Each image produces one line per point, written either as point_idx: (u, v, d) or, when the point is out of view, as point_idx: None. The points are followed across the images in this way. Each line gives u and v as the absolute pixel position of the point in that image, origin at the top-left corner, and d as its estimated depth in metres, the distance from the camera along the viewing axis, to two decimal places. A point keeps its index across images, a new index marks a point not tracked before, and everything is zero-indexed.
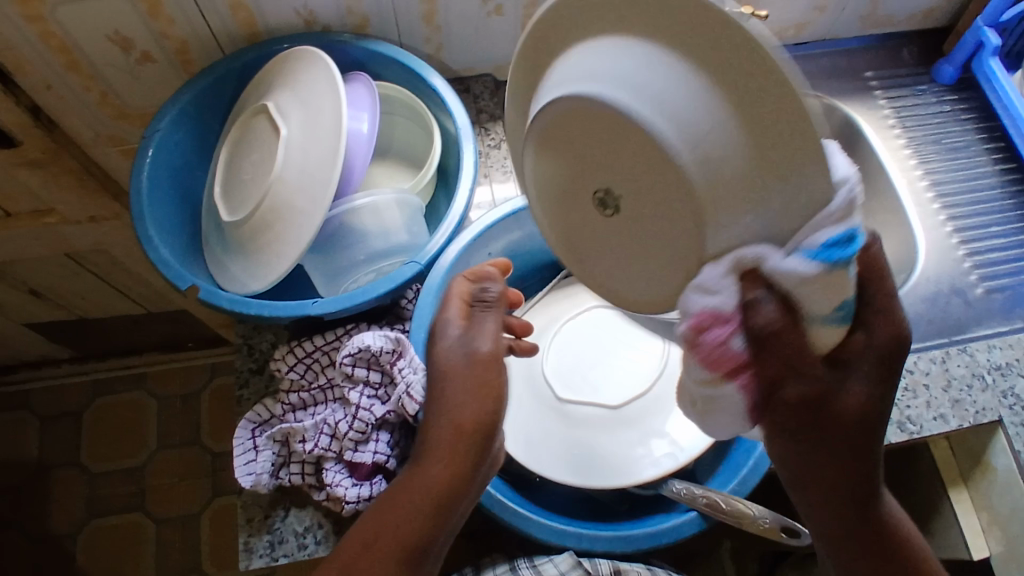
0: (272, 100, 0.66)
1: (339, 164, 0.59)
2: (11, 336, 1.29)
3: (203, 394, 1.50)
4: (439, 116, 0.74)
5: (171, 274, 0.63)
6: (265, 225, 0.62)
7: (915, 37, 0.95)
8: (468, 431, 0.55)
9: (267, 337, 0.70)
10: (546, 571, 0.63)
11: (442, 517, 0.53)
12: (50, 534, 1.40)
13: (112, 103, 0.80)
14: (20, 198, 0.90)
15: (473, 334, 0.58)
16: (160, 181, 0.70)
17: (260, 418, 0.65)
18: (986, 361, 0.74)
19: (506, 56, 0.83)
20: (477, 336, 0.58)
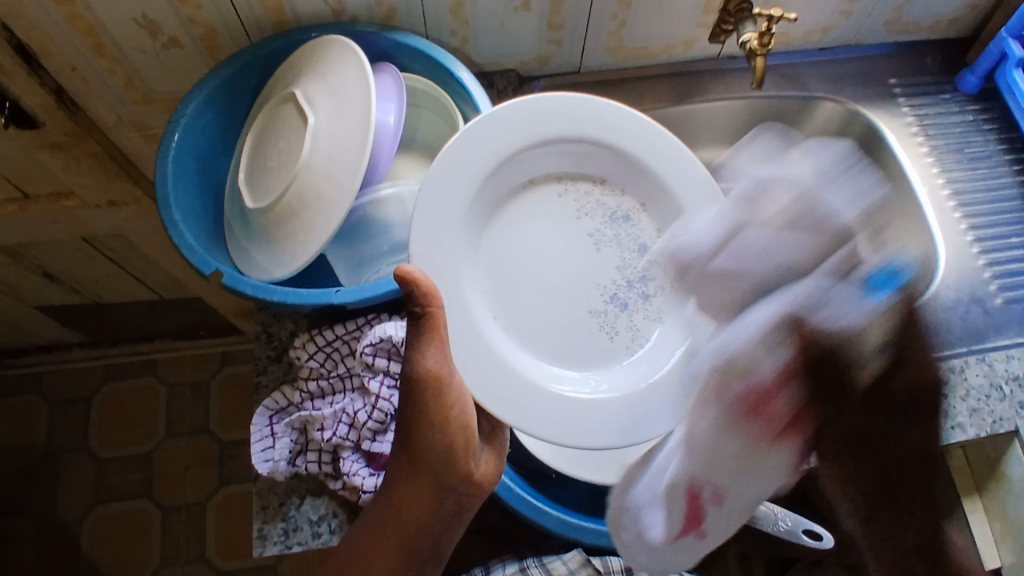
0: (300, 88, 0.66)
1: (366, 154, 0.59)
2: (23, 319, 1.30)
3: (212, 383, 1.50)
4: (466, 109, 0.74)
5: (195, 260, 0.63)
6: (290, 212, 0.62)
7: (940, 45, 0.95)
8: (424, 448, 0.54)
9: (287, 326, 0.70)
10: (556, 569, 0.66)
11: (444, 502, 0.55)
12: (56, 517, 1.40)
13: (137, 88, 0.80)
14: (41, 180, 0.90)
15: (418, 351, 0.53)
16: (184, 167, 0.70)
17: (278, 406, 0.64)
18: (1004, 371, 0.73)
19: (530, 51, 0.83)
20: (420, 352, 0.53)
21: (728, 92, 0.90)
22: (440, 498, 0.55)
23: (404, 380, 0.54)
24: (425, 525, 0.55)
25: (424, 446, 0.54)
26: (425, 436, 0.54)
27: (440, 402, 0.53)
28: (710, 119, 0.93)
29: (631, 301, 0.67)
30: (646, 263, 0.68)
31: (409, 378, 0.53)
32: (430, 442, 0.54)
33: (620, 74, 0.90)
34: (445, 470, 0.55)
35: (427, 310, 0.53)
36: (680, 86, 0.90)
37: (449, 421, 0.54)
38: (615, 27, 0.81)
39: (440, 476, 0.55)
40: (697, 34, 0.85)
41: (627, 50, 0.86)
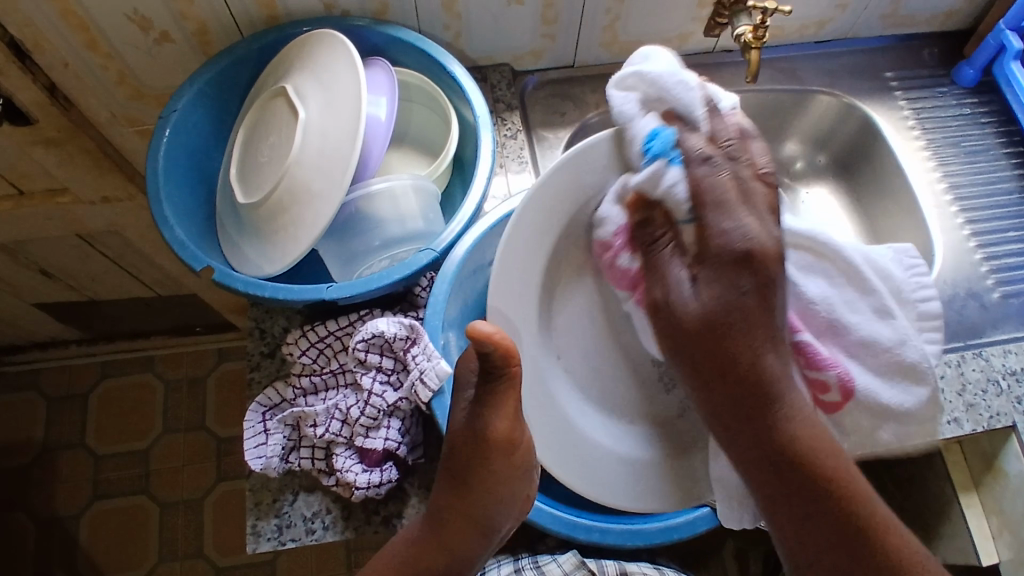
0: (291, 83, 0.66)
1: (358, 148, 0.59)
2: (19, 316, 1.30)
3: (209, 379, 1.50)
4: (458, 105, 0.73)
5: (186, 256, 0.63)
6: (281, 208, 0.62)
7: (936, 38, 0.94)
8: (481, 498, 0.53)
9: (280, 321, 0.70)
10: (550, 571, 0.66)
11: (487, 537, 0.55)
12: (53, 514, 1.40)
13: (129, 83, 0.79)
14: (35, 176, 0.90)
15: (490, 414, 0.51)
16: (176, 162, 0.69)
17: (271, 402, 0.64)
18: (1001, 366, 0.73)
19: (524, 46, 0.83)
20: (494, 413, 0.51)
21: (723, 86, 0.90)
22: (484, 544, 0.54)
23: (474, 436, 0.52)
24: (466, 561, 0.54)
25: (488, 487, 0.53)
26: (485, 488, 0.53)
27: (507, 462, 0.52)
28: None
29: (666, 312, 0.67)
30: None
31: (480, 439, 0.51)
32: (490, 494, 0.53)
33: (615, 68, 0.89)
34: (495, 517, 0.54)
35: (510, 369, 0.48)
36: None
37: (511, 478, 0.53)
38: (610, 21, 0.81)
39: (493, 514, 0.54)
40: (692, 28, 0.85)
41: (622, 45, 0.86)
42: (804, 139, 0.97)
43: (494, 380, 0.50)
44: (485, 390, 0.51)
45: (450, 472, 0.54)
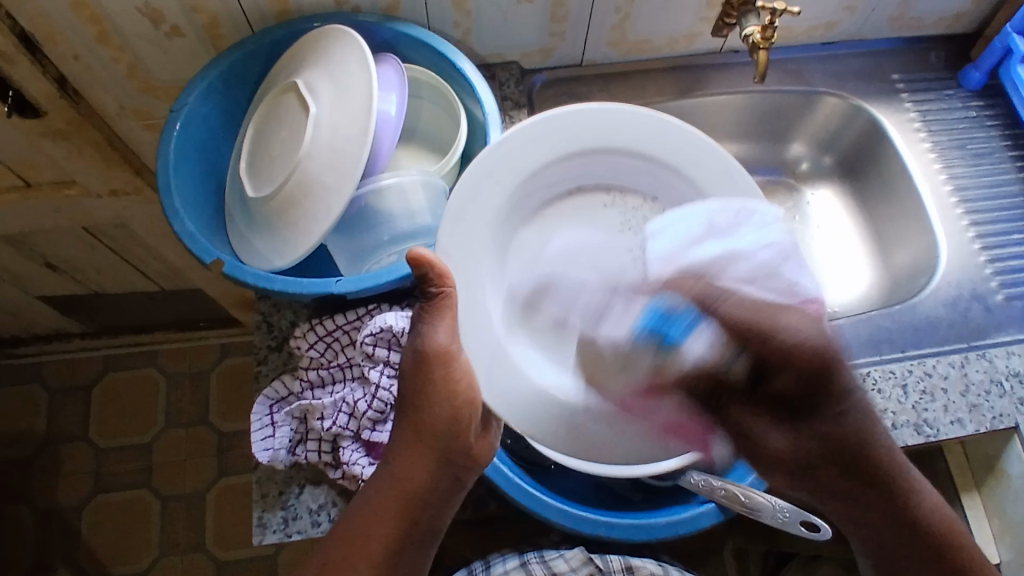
0: (302, 78, 0.66)
1: (369, 143, 0.59)
2: (23, 309, 1.30)
3: (213, 373, 1.50)
4: (468, 102, 0.73)
5: (196, 249, 0.63)
6: (292, 202, 0.62)
7: (943, 41, 0.95)
8: (427, 417, 0.55)
9: (287, 315, 0.70)
10: (559, 566, 0.67)
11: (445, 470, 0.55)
12: (55, 506, 1.41)
13: (139, 76, 0.80)
14: (43, 168, 0.91)
15: (430, 325, 0.56)
16: (186, 156, 0.69)
17: (278, 396, 0.65)
18: (1004, 367, 0.74)
19: (533, 44, 0.83)
20: (433, 327, 0.56)
21: (731, 86, 0.90)
22: (443, 471, 0.55)
23: (415, 357, 0.56)
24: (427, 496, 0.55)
25: (432, 410, 0.55)
26: (428, 408, 0.55)
27: (446, 380, 0.55)
28: (713, 113, 0.93)
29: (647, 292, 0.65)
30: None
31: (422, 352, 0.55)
32: (434, 416, 0.55)
33: (623, 68, 0.90)
34: (449, 444, 0.56)
35: (443, 291, 0.56)
36: (683, 80, 0.90)
37: (457, 398, 0.56)
38: (619, 20, 0.81)
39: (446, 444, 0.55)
40: (701, 27, 0.85)
41: (630, 44, 0.86)
42: (811, 140, 0.97)
43: (431, 300, 0.56)
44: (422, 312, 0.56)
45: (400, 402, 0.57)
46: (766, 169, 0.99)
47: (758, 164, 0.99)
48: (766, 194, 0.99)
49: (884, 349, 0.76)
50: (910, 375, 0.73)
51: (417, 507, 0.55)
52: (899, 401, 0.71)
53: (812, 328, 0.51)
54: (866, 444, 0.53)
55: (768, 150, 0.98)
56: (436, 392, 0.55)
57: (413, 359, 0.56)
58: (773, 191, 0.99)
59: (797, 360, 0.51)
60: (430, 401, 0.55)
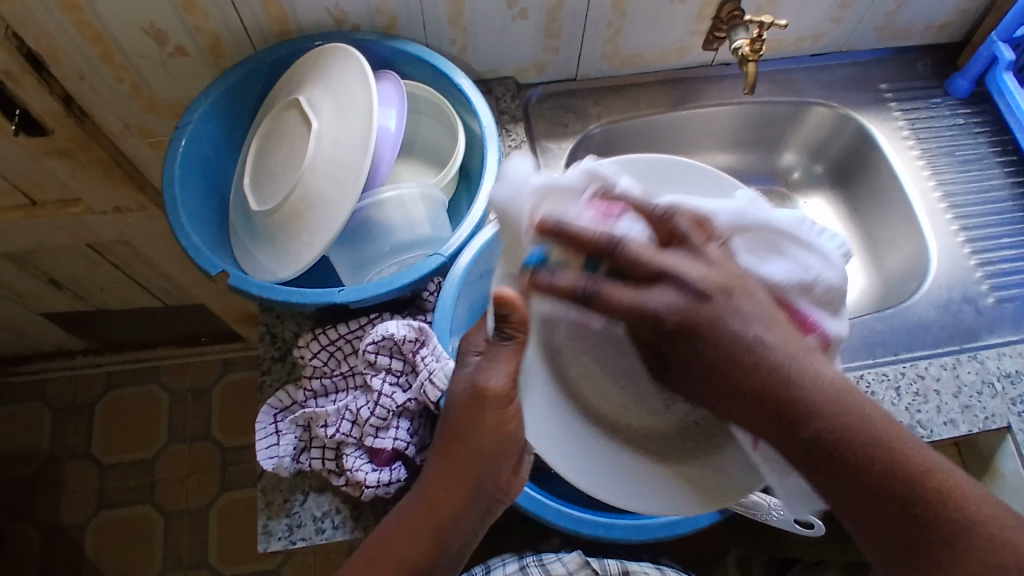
0: (303, 94, 0.68)
1: (369, 156, 0.61)
2: (28, 326, 1.31)
3: (215, 388, 1.51)
4: (465, 115, 0.75)
5: (202, 260, 0.64)
6: (294, 214, 0.64)
7: (930, 51, 0.97)
8: (470, 456, 0.54)
9: (291, 326, 0.71)
10: (555, 570, 0.68)
11: (476, 503, 0.55)
12: (59, 523, 1.41)
13: (143, 95, 0.81)
14: (48, 186, 0.92)
15: (490, 366, 0.53)
16: (191, 171, 0.71)
17: (282, 404, 0.66)
18: (996, 368, 0.75)
19: (528, 59, 0.85)
20: (493, 369, 0.54)
21: (722, 97, 0.92)
22: (473, 503, 0.55)
23: (470, 396, 0.54)
24: (457, 529, 0.54)
25: (470, 446, 0.54)
26: (471, 448, 0.54)
27: (496, 424, 0.54)
28: (705, 123, 0.95)
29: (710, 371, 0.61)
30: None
31: (474, 391, 0.54)
32: (474, 454, 0.54)
33: (616, 81, 0.92)
34: (484, 481, 0.55)
35: (515, 337, 0.52)
36: (674, 92, 0.92)
37: (502, 442, 0.54)
38: (611, 35, 0.83)
39: (479, 478, 0.55)
40: (691, 41, 0.87)
41: (622, 58, 0.88)
42: (801, 149, 0.99)
43: (501, 341, 0.53)
44: (490, 348, 0.54)
45: (443, 436, 0.55)
46: (758, 179, 1.01)
47: (750, 174, 1.01)
48: None
49: (877, 352, 0.77)
50: (902, 377, 0.74)
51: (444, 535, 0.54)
52: (892, 403, 0.73)
53: (756, 326, 0.47)
54: (779, 393, 0.46)
55: (760, 160, 1.00)
56: (480, 431, 0.53)
57: (469, 396, 0.54)
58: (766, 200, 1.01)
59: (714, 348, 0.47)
60: (472, 438, 0.54)
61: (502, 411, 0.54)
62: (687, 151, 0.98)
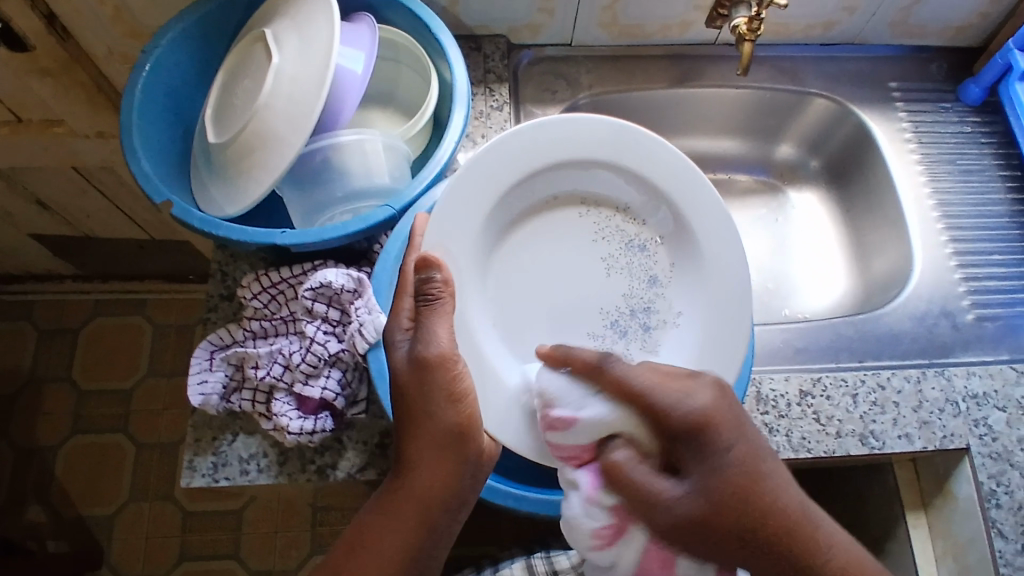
0: (272, 29, 0.65)
1: (325, 98, 0.58)
2: (18, 246, 1.32)
3: (198, 328, 1.52)
4: (440, 66, 0.72)
5: (149, 187, 0.62)
6: (246, 150, 0.61)
7: (946, 52, 0.93)
8: (435, 445, 0.54)
9: (242, 266, 0.70)
10: (559, 561, 0.73)
11: (456, 473, 0.54)
12: (33, 443, 1.44)
13: (126, 19, 0.80)
14: (32, 104, 0.92)
15: (433, 326, 0.54)
16: (155, 99, 0.69)
17: (221, 342, 0.65)
18: (963, 387, 0.72)
19: (521, 18, 0.83)
20: (436, 327, 0.54)
21: (722, 80, 0.89)
22: (446, 471, 0.54)
23: (412, 361, 0.54)
24: (437, 504, 0.54)
25: (431, 414, 0.54)
26: (432, 416, 0.54)
27: (457, 415, 0.54)
28: (701, 106, 0.91)
29: (631, 329, 0.68)
30: (654, 295, 0.69)
31: (429, 353, 0.54)
32: (435, 422, 0.54)
33: (612, 52, 0.89)
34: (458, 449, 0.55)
35: (441, 297, 0.56)
36: (673, 69, 0.89)
37: (459, 400, 0.54)
38: (608, 1, 0.81)
39: (449, 445, 0.54)
40: (694, 17, 0.84)
41: (620, 27, 0.85)
42: (798, 142, 0.95)
43: (429, 302, 0.55)
44: (423, 316, 0.55)
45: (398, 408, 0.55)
46: (752, 168, 0.97)
47: (743, 163, 0.97)
48: (751, 193, 0.97)
49: (843, 357, 0.75)
50: (862, 385, 0.72)
51: (428, 525, 0.54)
52: (847, 410, 0.70)
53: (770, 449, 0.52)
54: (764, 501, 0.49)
55: (755, 149, 0.97)
56: (439, 398, 0.54)
57: (410, 366, 0.54)
58: (758, 190, 0.97)
59: (742, 452, 0.50)
60: (432, 411, 0.53)
61: (456, 368, 0.54)
62: (680, 133, 0.95)
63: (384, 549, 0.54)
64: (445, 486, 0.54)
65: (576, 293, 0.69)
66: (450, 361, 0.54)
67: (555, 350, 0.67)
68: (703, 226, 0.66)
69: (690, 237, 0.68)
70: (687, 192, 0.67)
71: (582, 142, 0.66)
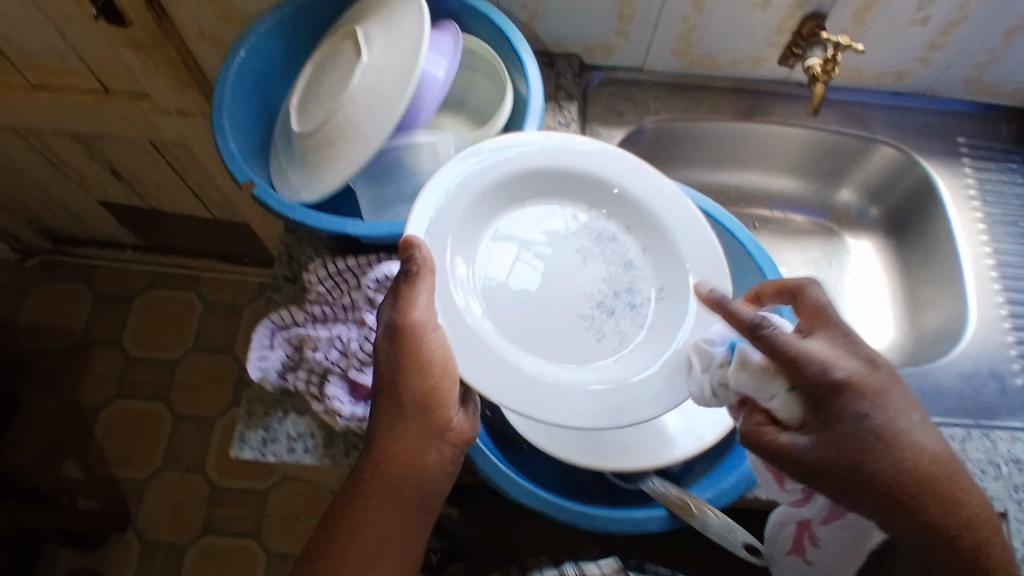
0: (362, 27, 0.68)
1: (408, 96, 0.60)
2: (87, 210, 1.38)
3: (246, 309, 1.57)
4: (517, 80, 0.75)
5: (234, 167, 0.66)
6: (328, 139, 0.64)
7: (1018, 114, 0.92)
8: (406, 418, 0.56)
9: (308, 252, 0.73)
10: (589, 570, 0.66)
11: (426, 445, 0.56)
12: (78, 401, 1.49)
13: (222, 5, 0.84)
14: (123, 76, 0.97)
15: (410, 300, 0.55)
16: (246, 83, 0.72)
17: (282, 322, 0.67)
18: (1006, 452, 0.71)
19: (597, 40, 0.85)
20: (410, 301, 0.55)
21: (789, 118, 0.90)
22: (419, 444, 0.55)
23: (390, 331, 0.55)
24: (412, 477, 0.55)
25: (404, 387, 0.55)
26: (405, 390, 0.55)
27: (425, 384, 0.55)
28: (763, 142, 0.92)
29: (617, 311, 0.66)
30: (635, 277, 0.67)
31: (402, 323, 0.55)
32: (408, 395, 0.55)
33: (682, 80, 0.90)
34: (431, 423, 0.56)
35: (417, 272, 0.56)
36: (739, 103, 0.90)
37: (432, 373, 0.55)
38: (685, 31, 0.82)
39: (421, 419, 0.56)
40: (767, 53, 0.85)
41: (693, 57, 0.87)
42: (859, 189, 0.95)
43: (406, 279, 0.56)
44: (400, 291, 0.56)
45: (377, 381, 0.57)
46: (809, 210, 0.98)
47: (801, 204, 0.98)
48: (809, 234, 0.97)
49: None
50: None
51: (408, 501, 0.55)
52: None
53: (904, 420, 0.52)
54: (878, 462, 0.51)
55: (814, 192, 0.97)
56: (412, 371, 0.55)
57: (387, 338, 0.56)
58: (814, 233, 0.97)
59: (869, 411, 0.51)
60: (404, 384, 0.55)
61: (428, 341, 0.55)
62: (740, 166, 0.96)
63: (362, 531, 0.54)
64: (419, 459, 0.55)
65: (559, 287, 0.65)
66: (425, 332, 0.55)
67: (553, 353, 0.63)
68: (672, 215, 0.66)
69: (662, 230, 0.66)
70: (655, 189, 0.67)
71: (559, 149, 0.66)
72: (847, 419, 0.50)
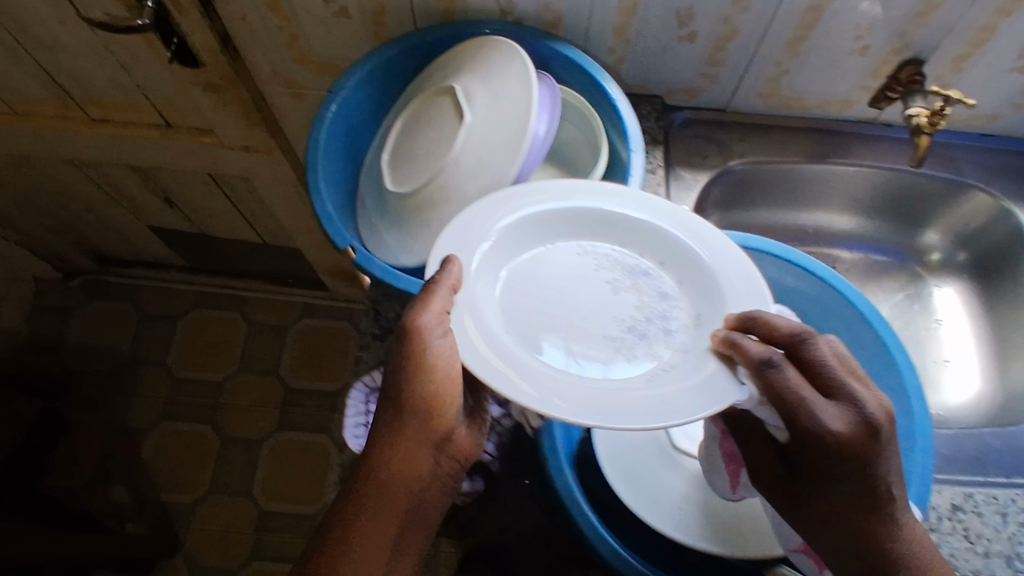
0: (459, 83, 0.66)
1: (517, 163, 0.58)
2: (137, 234, 1.38)
3: (292, 329, 1.56)
4: (613, 136, 0.72)
5: (331, 230, 0.65)
6: (428, 202, 0.63)
7: None
8: (406, 427, 0.53)
9: (395, 308, 0.71)
10: None
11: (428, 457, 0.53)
12: (124, 423, 1.48)
13: (299, 47, 0.82)
14: (188, 111, 0.96)
15: (423, 307, 0.51)
16: (336, 137, 0.71)
17: (375, 385, 0.68)
18: None
19: (682, 82, 0.82)
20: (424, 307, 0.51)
21: (875, 159, 0.86)
22: (420, 455, 0.53)
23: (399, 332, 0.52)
24: (408, 488, 0.52)
25: (406, 394, 0.52)
26: (409, 398, 0.52)
27: (426, 392, 0.52)
28: (846, 183, 0.90)
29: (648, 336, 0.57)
30: (670, 306, 0.58)
31: (411, 328, 0.51)
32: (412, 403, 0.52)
33: (765, 120, 0.88)
34: (435, 435, 0.53)
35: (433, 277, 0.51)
36: (821, 143, 0.87)
37: (439, 382, 0.52)
38: (776, 74, 0.80)
39: (426, 430, 0.53)
40: (858, 95, 0.82)
41: (779, 98, 0.84)
42: (945, 231, 0.92)
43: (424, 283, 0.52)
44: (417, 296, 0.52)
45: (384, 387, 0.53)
46: (890, 251, 0.96)
47: (881, 245, 0.96)
48: (887, 275, 0.96)
49: (990, 470, 0.72)
50: (1013, 505, 0.69)
51: (405, 513, 0.53)
52: (996, 528, 0.68)
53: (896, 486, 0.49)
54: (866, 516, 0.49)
55: (896, 232, 0.94)
56: (417, 378, 0.52)
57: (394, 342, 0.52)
58: (895, 273, 0.95)
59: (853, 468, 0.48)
60: (408, 389, 0.52)
61: (434, 349, 0.51)
62: (819, 206, 0.94)
63: (356, 544, 0.51)
64: (419, 471, 0.53)
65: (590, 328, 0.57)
66: (433, 338, 0.51)
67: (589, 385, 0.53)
68: (704, 245, 0.58)
69: (695, 259, 0.59)
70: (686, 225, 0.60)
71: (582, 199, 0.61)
72: (812, 474, 0.50)
